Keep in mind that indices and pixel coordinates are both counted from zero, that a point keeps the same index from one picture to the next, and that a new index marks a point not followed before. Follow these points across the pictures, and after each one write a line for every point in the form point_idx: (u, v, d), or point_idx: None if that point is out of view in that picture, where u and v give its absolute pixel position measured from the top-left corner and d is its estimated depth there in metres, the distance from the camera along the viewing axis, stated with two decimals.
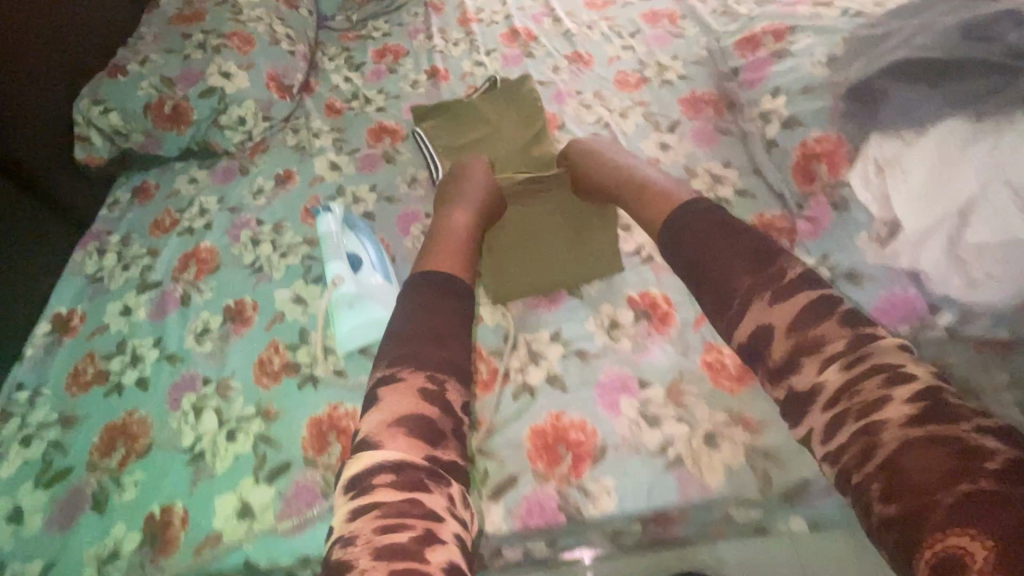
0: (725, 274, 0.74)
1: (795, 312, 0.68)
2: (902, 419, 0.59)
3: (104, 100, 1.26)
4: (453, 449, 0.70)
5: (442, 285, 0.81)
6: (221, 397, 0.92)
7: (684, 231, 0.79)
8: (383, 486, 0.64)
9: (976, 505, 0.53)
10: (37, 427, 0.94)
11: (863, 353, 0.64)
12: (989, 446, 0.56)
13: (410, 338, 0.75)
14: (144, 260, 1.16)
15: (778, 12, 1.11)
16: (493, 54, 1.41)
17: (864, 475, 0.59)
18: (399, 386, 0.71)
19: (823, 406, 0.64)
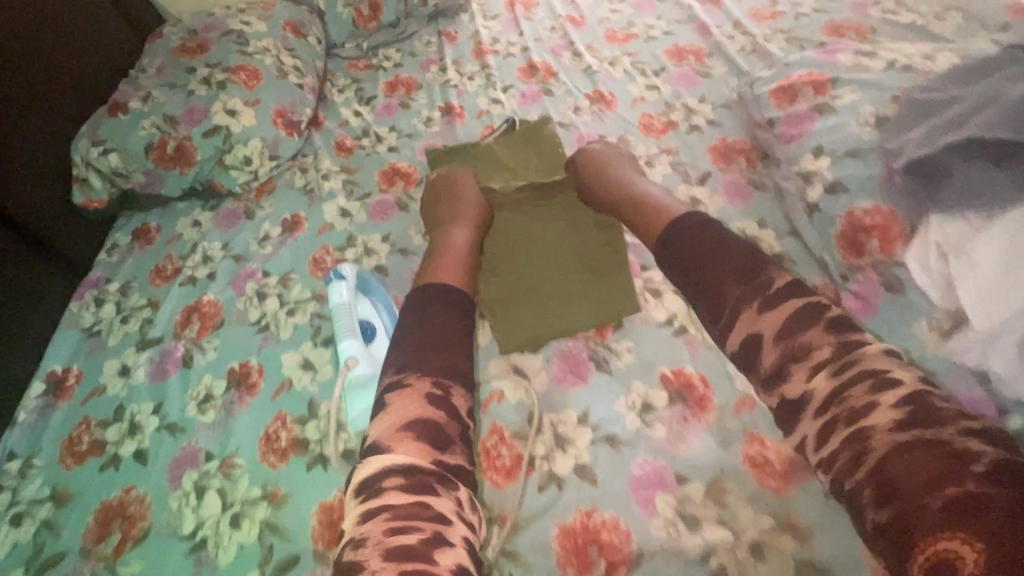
0: (717, 283, 0.76)
1: (780, 316, 0.70)
2: (888, 424, 0.60)
3: (104, 140, 1.20)
4: (459, 453, 0.74)
5: (448, 296, 0.86)
6: (224, 477, 0.86)
7: (678, 241, 0.82)
8: (393, 488, 0.66)
9: (965, 506, 0.52)
10: (28, 503, 0.89)
11: (849, 360, 0.65)
12: (976, 449, 0.56)
13: (417, 345, 0.79)
14: (143, 312, 1.10)
15: (816, 61, 1.04)
16: (510, 90, 1.35)
17: (855, 482, 0.60)
18: (403, 392, 0.74)
19: (813, 413, 0.65)
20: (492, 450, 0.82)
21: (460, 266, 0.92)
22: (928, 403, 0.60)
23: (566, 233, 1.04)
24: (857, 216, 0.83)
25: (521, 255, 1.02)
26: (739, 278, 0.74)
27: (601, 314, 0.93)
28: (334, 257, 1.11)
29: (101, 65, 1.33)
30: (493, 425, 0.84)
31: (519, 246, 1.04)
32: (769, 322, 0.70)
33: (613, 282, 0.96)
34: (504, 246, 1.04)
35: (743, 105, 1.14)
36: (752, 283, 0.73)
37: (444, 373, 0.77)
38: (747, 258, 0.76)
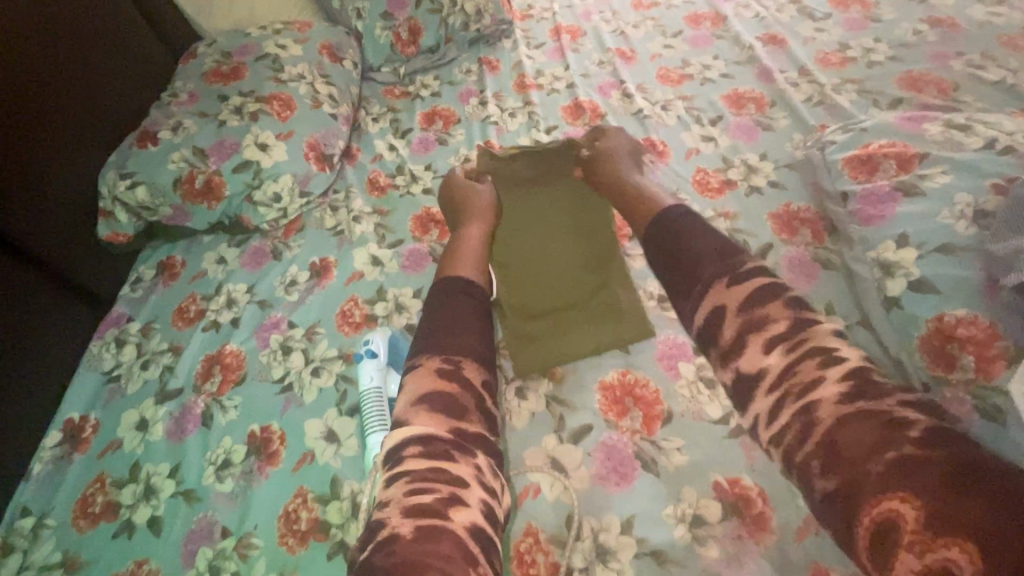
0: (692, 260, 0.77)
1: (743, 291, 0.71)
2: (833, 397, 0.62)
3: (132, 173, 1.16)
4: (478, 423, 0.72)
5: (460, 284, 0.85)
6: (240, 558, 0.82)
7: (660, 226, 0.85)
8: (410, 455, 0.66)
9: (903, 470, 0.54)
10: (39, 569, 0.85)
11: (801, 338, 0.66)
12: (910, 417, 0.58)
13: (428, 327, 0.79)
14: (164, 357, 1.06)
15: (901, 131, 0.96)
16: (554, 132, 1.28)
17: (803, 455, 0.62)
18: (418, 372, 0.74)
19: (765, 391, 0.67)
20: (526, 556, 0.76)
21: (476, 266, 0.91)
22: (871, 377, 0.62)
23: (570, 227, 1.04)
24: (947, 322, 0.76)
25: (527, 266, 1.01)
26: (713, 257, 0.75)
27: (607, 315, 0.95)
28: (363, 311, 1.05)
29: (124, 88, 1.27)
30: (527, 525, 0.78)
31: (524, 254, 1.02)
32: (733, 296, 0.71)
33: (620, 279, 0.99)
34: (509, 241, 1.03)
35: (811, 168, 1.05)
36: (725, 263, 0.75)
37: (459, 352, 0.76)
38: (720, 243, 0.77)
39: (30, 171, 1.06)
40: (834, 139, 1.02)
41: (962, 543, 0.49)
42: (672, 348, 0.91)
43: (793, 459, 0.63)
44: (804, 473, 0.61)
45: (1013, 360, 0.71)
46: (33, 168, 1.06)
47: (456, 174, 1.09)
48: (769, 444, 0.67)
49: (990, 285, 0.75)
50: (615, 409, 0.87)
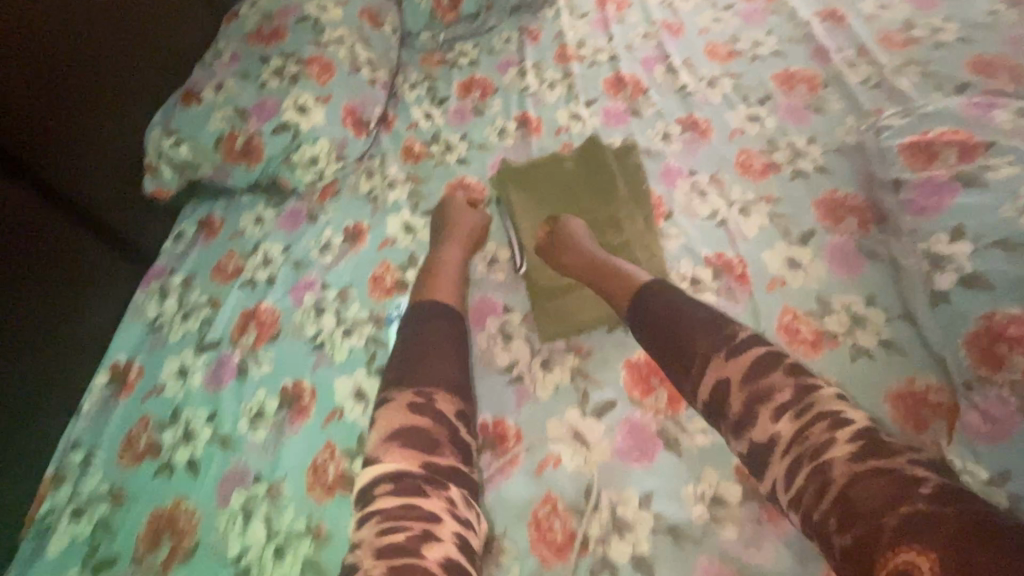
0: (685, 331, 0.73)
1: (743, 362, 0.68)
2: (846, 455, 0.59)
3: (177, 131, 1.18)
4: (450, 456, 0.72)
5: (435, 311, 0.86)
6: (271, 503, 0.86)
7: (646, 294, 0.81)
8: (382, 494, 0.66)
9: (922, 523, 0.53)
10: (87, 498, 0.91)
11: (808, 402, 0.64)
12: (924, 475, 0.57)
13: (401, 362, 0.79)
14: (203, 311, 1.10)
15: (966, 117, 0.90)
16: (593, 105, 1.25)
17: (821, 512, 0.59)
18: (388, 407, 0.74)
19: (780, 454, 0.63)
20: (544, 522, 0.78)
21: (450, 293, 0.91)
22: (878, 436, 0.61)
23: (593, 202, 1.05)
24: (999, 320, 0.72)
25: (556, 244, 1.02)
26: (706, 328, 0.72)
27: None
28: (395, 277, 1.07)
29: (169, 45, 1.28)
30: (547, 493, 0.80)
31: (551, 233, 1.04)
32: (735, 368, 0.68)
33: (642, 242, 0.98)
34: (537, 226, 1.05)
35: (862, 154, 1.00)
36: (717, 334, 0.71)
37: (429, 383, 0.76)
38: (709, 312, 0.75)
39: (80, 124, 1.08)
40: (890, 124, 0.97)
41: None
42: None
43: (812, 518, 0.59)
44: (821, 528, 0.58)
45: None
46: (82, 121, 1.09)
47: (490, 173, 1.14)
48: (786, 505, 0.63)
49: None
50: (640, 387, 0.87)
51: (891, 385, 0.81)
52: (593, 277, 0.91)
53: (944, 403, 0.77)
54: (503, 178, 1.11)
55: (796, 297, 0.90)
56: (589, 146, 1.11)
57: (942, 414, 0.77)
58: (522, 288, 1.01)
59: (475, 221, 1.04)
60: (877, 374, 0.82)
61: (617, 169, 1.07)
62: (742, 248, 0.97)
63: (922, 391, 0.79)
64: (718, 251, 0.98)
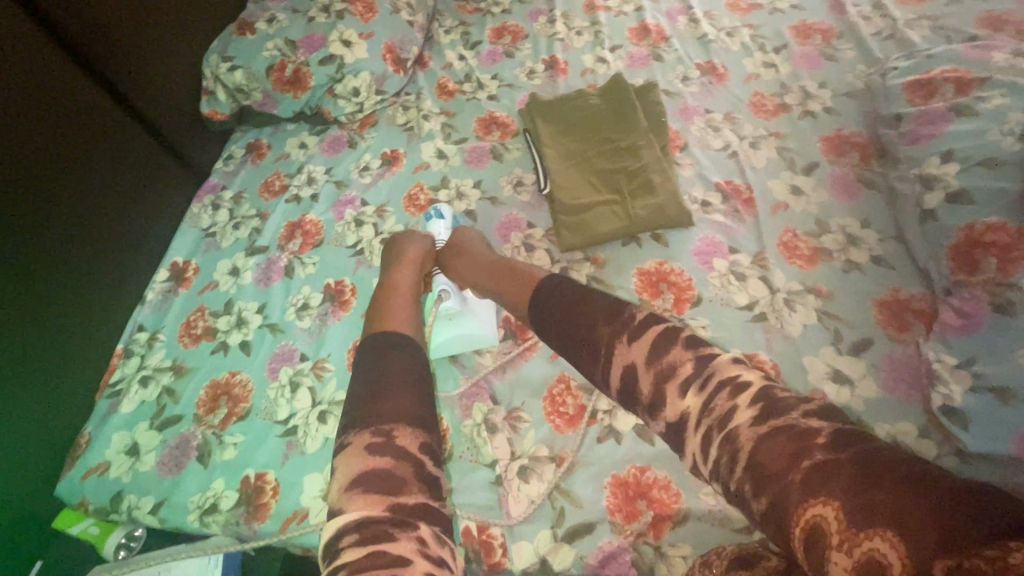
0: (583, 323, 0.73)
1: (643, 342, 0.68)
2: (748, 422, 0.59)
3: (232, 57, 1.28)
4: (419, 492, 0.66)
5: (383, 340, 0.79)
6: (315, 377, 0.97)
7: (542, 294, 0.80)
8: (347, 547, 0.61)
9: (821, 474, 0.53)
10: (153, 369, 1.03)
11: (707, 373, 0.63)
12: (817, 425, 0.56)
13: (351, 402, 0.72)
14: (253, 221, 1.21)
15: (965, 56, 0.97)
16: (618, 50, 1.33)
17: (736, 481, 0.58)
18: (347, 450, 0.68)
19: (692, 429, 0.63)
20: (558, 397, 0.87)
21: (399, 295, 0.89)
22: (774, 393, 0.61)
23: (614, 135, 1.12)
24: (978, 230, 0.80)
25: (578, 171, 1.10)
26: (603, 317, 0.72)
27: (641, 194, 1.03)
28: (428, 196, 1.17)
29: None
30: (561, 374, 0.90)
31: (575, 162, 1.12)
32: (639, 351, 0.67)
33: (658, 167, 1.05)
34: (562, 156, 1.13)
35: (869, 95, 1.08)
36: (615, 322, 0.71)
37: (387, 417, 0.69)
38: (609, 297, 0.75)
39: (147, 45, 1.18)
40: (897, 66, 1.04)
41: (886, 534, 0.48)
42: (710, 245, 0.99)
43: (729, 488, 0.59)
44: (739, 497, 0.57)
45: None
46: (146, 37, 1.18)
47: (520, 109, 1.22)
48: (707, 475, 0.63)
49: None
50: (649, 291, 0.96)
51: (877, 293, 0.89)
52: (491, 285, 0.91)
53: (924, 308, 0.85)
54: (532, 111, 1.20)
55: (797, 219, 0.98)
56: (612, 86, 1.19)
57: (922, 317, 0.85)
58: (546, 208, 1.11)
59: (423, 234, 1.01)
60: (866, 283, 0.90)
61: (637, 105, 1.14)
62: (751, 176, 1.05)
63: (906, 299, 0.87)
64: (728, 178, 1.06)
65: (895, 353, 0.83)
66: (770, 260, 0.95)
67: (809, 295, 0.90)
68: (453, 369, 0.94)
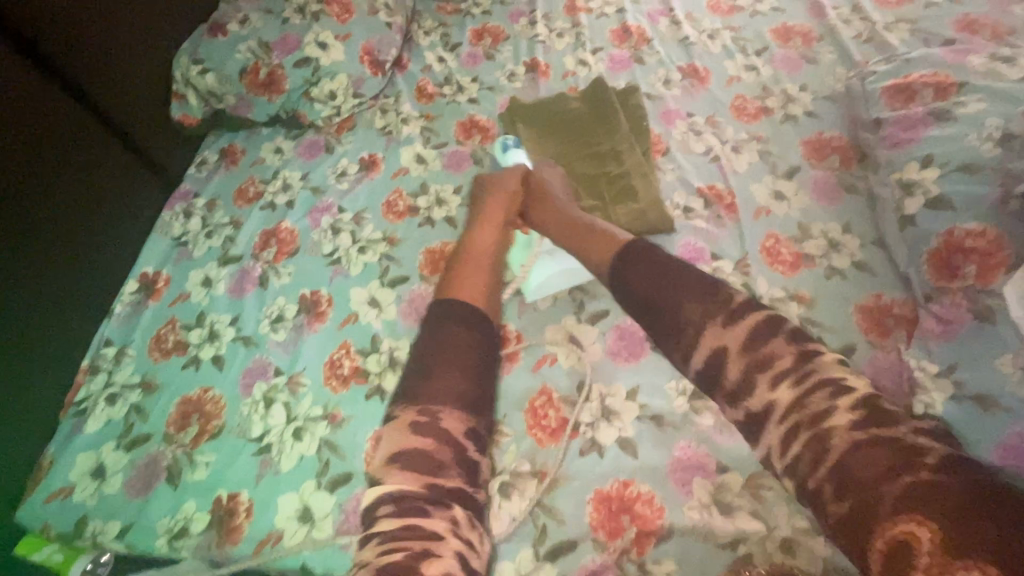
0: (675, 302, 0.78)
1: (743, 329, 0.73)
2: (846, 425, 0.65)
3: (203, 60, 1.24)
4: (456, 476, 0.71)
5: (450, 311, 0.81)
6: (291, 392, 0.93)
7: (630, 264, 0.83)
8: (384, 516, 0.68)
9: (917, 493, 0.59)
10: (121, 386, 0.99)
11: (809, 368, 0.69)
12: (923, 445, 0.62)
13: (417, 373, 0.76)
14: (226, 229, 1.17)
15: (943, 60, 0.98)
16: (599, 53, 1.32)
17: (817, 480, 0.65)
18: (395, 422, 0.74)
19: (776, 421, 0.69)
20: (540, 410, 0.85)
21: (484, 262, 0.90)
22: (879, 405, 0.66)
23: (597, 139, 1.12)
24: (957, 236, 0.80)
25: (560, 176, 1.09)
26: (696, 297, 0.77)
27: (621, 200, 1.03)
28: (407, 202, 1.14)
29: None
30: (542, 387, 0.88)
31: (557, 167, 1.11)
32: (733, 335, 0.73)
33: (639, 172, 1.05)
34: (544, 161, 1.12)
35: (849, 99, 1.07)
36: (708, 304, 0.76)
37: (435, 399, 0.74)
38: (696, 277, 0.79)
39: (114, 48, 1.14)
40: (875, 70, 1.04)
41: (983, 566, 0.53)
42: (691, 252, 0.97)
43: (809, 486, 0.65)
44: (818, 496, 0.64)
45: (1012, 267, 0.75)
46: (112, 37, 1.14)
47: (502, 114, 1.21)
48: (781, 471, 0.69)
49: (1003, 201, 0.79)
50: None
51: (859, 299, 0.88)
52: (572, 247, 0.92)
53: (905, 314, 0.85)
54: (514, 116, 1.18)
55: (779, 225, 0.98)
56: (593, 89, 1.17)
57: (904, 322, 0.85)
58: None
59: (514, 185, 1.01)
60: (848, 289, 0.89)
61: (617, 109, 1.13)
62: (733, 181, 1.04)
63: (887, 305, 0.87)
64: (710, 183, 1.05)
65: (877, 361, 0.83)
66: (752, 267, 0.94)
67: (792, 302, 0.89)
68: None
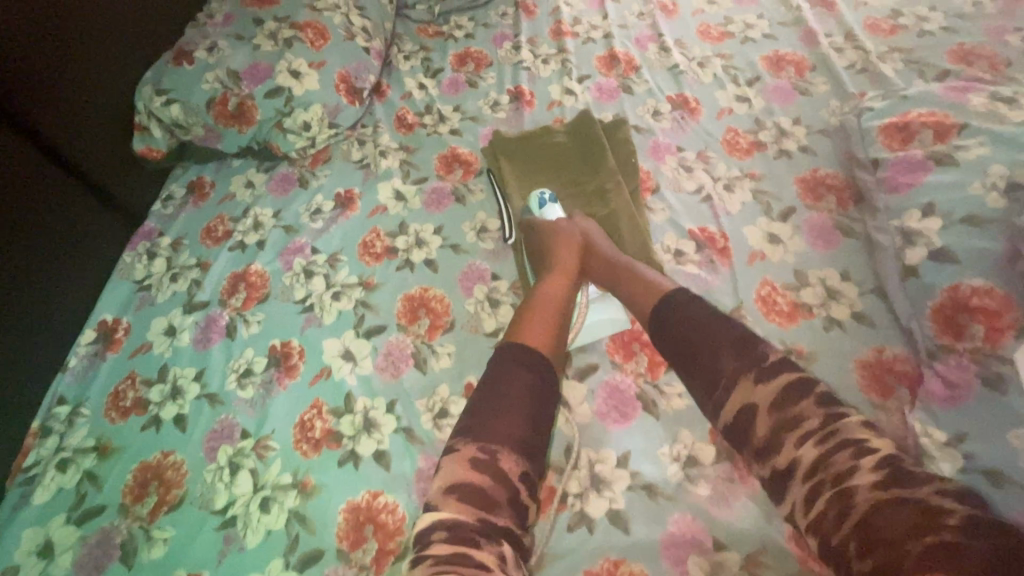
0: (712, 350, 0.75)
1: (774, 387, 0.69)
2: (869, 483, 0.61)
3: (167, 90, 1.17)
4: (507, 516, 0.69)
5: (515, 353, 0.79)
6: (258, 458, 0.87)
7: (675, 308, 0.81)
8: (436, 541, 0.65)
9: (943, 554, 0.53)
10: (74, 451, 0.92)
11: (833, 429, 0.65)
12: (947, 505, 0.57)
13: (475, 410, 0.75)
14: (192, 272, 1.10)
15: (942, 99, 0.94)
16: (586, 81, 1.27)
17: (840, 537, 0.60)
18: (455, 455, 0.72)
19: (800, 480, 0.66)
20: None
21: (545, 316, 0.85)
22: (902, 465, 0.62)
23: (585, 178, 1.08)
24: (962, 293, 0.76)
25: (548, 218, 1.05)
26: (732, 348, 0.74)
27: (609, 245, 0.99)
28: (385, 243, 1.08)
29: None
30: None
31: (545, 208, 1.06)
32: (764, 394, 0.69)
33: (626, 213, 1.00)
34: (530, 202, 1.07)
35: (844, 135, 1.03)
36: (745, 357, 0.73)
37: (492, 437, 0.72)
38: (737, 331, 0.76)
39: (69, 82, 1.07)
40: (872, 106, 1.00)
41: None
42: None
43: (831, 544, 0.61)
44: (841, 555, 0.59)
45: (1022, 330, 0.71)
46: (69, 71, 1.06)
47: (485, 147, 1.16)
48: (805, 530, 0.65)
49: (1011, 258, 0.75)
50: (621, 352, 0.89)
51: (858, 354, 0.84)
52: (623, 292, 0.89)
53: (907, 371, 0.81)
54: (497, 150, 1.13)
55: (774, 272, 0.93)
56: (580, 122, 1.13)
57: (906, 380, 0.80)
58: (510, 256, 1.03)
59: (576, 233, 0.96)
60: (848, 343, 0.85)
61: (604, 144, 1.09)
62: (726, 223, 1.00)
63: (889, 360, 0.82)
64: (701, 225, 1.00)
65: (879, 424, 0.78)
66: (747, 317, 0.89)
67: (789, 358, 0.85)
68: (408, 446, 0.86)
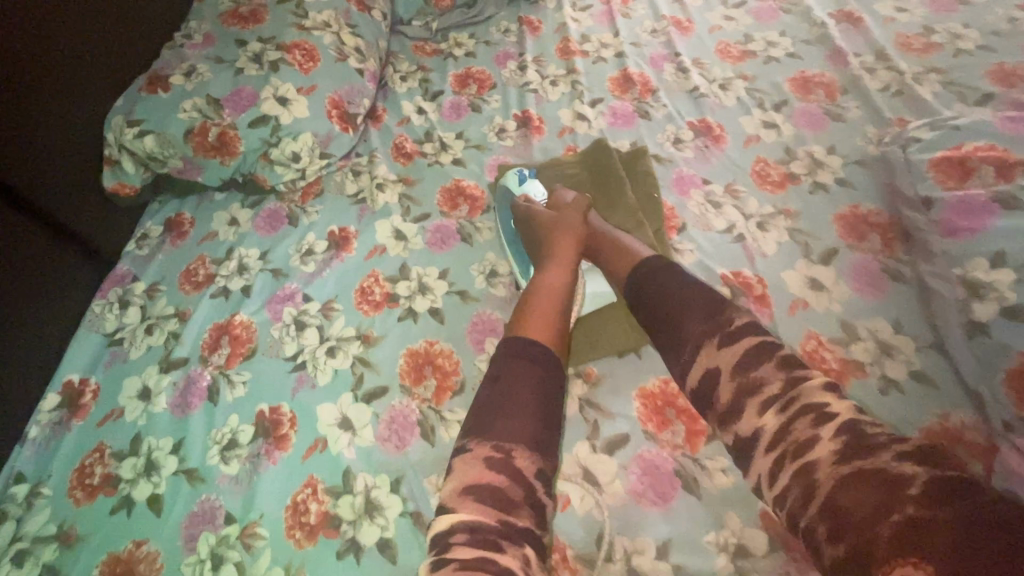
0: (677, 314, 0.71)
1: (737, 350, 0.66)
2: (831, 458, 0.58)
3: (140, 120, 1.06)
4: (528, 515, 0.61)
5: (519, 346, 0.72)
6: (244, 548, 0.76)
7: (646, 275, 0.78)
8: (457, 542, 0.57)
9: (913, 534, 0.50)
10: (32, 541, 0.80)
11: (796, 394, 0.62)
12: (909, 472, 0.54)
13: (480, 410, 0.67)
14: (169, 323, 0.99)
15: (998, 132, 0.86)
16: (599, 105, 1.17)
17: (809, 518, 0.57)
18: (465, 456, 0.64)
19: (763, 450, 0.62)
20: None
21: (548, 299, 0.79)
22: (861, 428, 0.59)
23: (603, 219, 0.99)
24: None
25: None
26: (701, 312, 0.70)
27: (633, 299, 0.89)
28: (385, 289, 0.97)
29: (131, 12, 1.13)
30: (555, 541, 0.72)
31: None
32: (728, 357, 0.66)
33: None
34: None
35: (886, 168, 0.95)
36: (712, 321, 0.69)
37: (503, 437, 0.64)
38: (706, 295, 0.72)
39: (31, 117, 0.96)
40: (919, 136, 0.91)
41: None
42: None
43: (802, 525, 0.57)
44: (812, 538, 0.56)
45: None
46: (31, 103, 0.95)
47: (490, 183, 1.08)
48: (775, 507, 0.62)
49: None
50: (654, 420, 0.79)
51: (921, 421, 0.75)
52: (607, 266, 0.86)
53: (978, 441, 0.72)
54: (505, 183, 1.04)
55: (820, 324, 0.84)
56: (594, 155, 1.04)
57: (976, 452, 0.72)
58: None
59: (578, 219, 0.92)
60: (908, 408, 0.76)
61: (621, 180, 1.00)
62: (761, 267, 0.91)
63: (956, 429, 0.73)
64: (735, 269, 0.91)
65: None
66: None
67: None
68: (417, 535, 0.75)
